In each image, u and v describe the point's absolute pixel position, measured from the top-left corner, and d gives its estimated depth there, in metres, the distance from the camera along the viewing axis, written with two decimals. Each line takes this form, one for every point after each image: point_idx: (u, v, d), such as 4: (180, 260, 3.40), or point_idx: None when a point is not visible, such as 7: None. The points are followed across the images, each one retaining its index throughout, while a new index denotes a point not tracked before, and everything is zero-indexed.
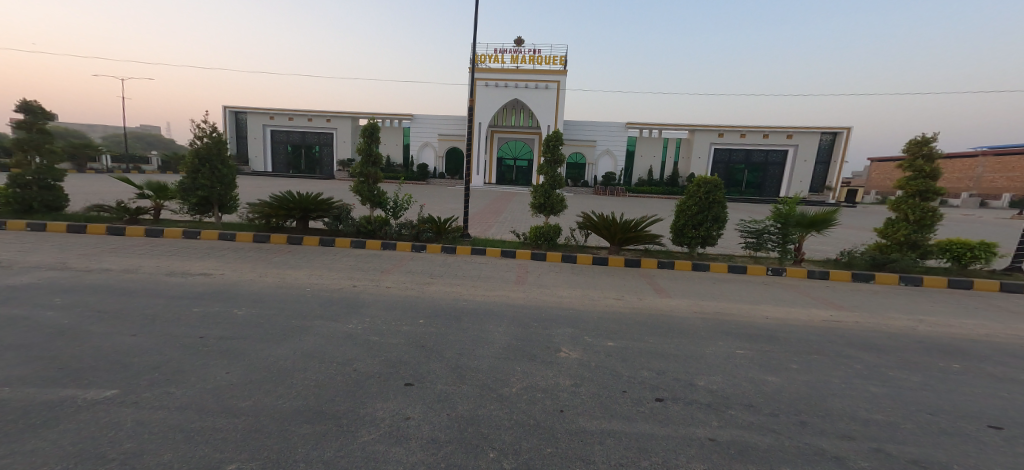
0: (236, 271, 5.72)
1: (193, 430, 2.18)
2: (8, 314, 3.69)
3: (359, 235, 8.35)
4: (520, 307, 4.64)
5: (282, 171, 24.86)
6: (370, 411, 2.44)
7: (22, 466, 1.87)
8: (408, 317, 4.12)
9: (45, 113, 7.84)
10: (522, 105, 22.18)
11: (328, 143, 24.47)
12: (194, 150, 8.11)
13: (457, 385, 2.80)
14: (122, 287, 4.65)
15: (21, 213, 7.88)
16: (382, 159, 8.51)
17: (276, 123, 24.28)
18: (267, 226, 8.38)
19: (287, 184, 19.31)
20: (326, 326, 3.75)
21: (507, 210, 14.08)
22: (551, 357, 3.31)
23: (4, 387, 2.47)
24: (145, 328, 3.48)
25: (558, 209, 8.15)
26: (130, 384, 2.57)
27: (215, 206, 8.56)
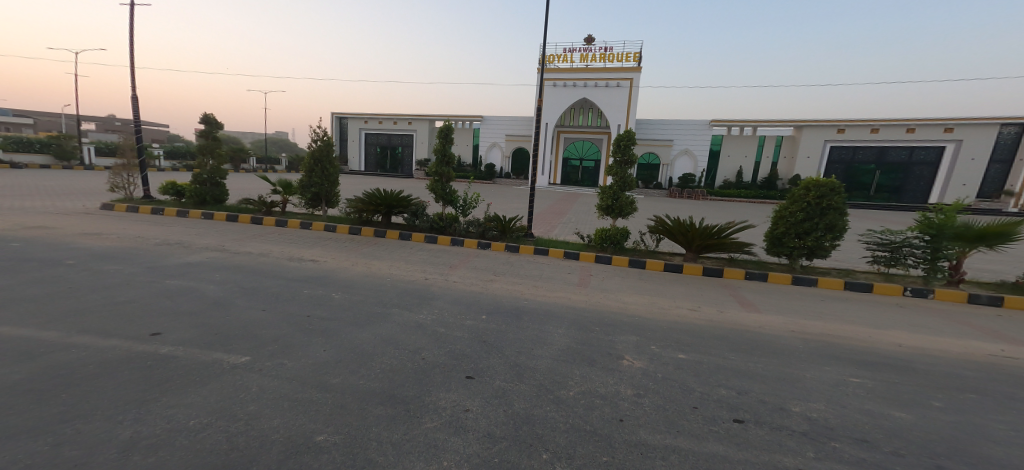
0: (333, 259, 6.38)
1: (296, 398, 2.49)
2: (171, 284, 4.52)
3: (432, 231, 8.82)
4: (583, 310, 4.59)
5: (372, 170, 27.07)
6: (434, 400, 2.59)
7: (178, 409, 2.31)
8: (472, 312, 4.29)
9: (217, 124, 9.94)
10: (591, 105, 21.79)
11: (409, 144, 26.12)
12: (310, 152, 9.26)
13: (514, 383, 2.86)
14: (246, 268, 5.45)
15: (199, 204, 10.06)
16: (456, 159, 8.88)
17: (370, 126, 26.53)
18: (358, 219, 9.26)
19: (375, 182, 20.98)
20: (402, 315, 4.05)
21: (571, 210, 13.96)
22: (613, 363, 3.24)
23: (169, 345, 3.06)
24: (262, 305, 4.04)
25: (628, 212, 7.82)
26: (256, 352, 3.03)
27: (324, 201, 9.70)
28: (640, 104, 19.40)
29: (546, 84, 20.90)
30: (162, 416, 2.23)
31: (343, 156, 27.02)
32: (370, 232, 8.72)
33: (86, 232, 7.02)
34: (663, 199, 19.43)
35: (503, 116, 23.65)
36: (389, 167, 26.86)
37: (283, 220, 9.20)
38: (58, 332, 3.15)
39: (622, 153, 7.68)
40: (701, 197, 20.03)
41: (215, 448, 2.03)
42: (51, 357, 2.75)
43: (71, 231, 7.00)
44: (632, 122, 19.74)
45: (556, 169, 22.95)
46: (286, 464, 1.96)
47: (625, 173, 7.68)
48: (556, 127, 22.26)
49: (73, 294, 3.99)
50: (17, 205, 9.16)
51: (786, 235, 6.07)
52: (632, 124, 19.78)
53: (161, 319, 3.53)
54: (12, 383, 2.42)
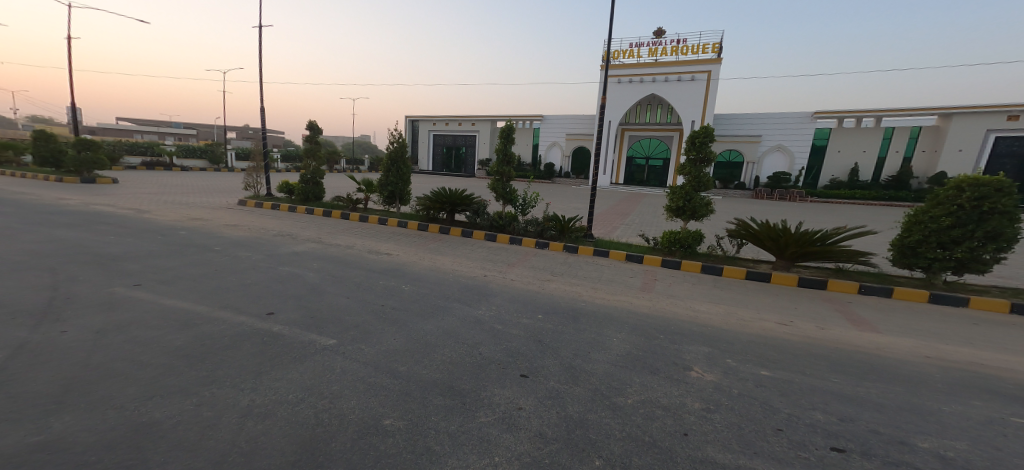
0: (405, 253, 6.79)
1: (369, 381, 2.68)
2: (281, 271, 5.12)
3: (492, 229, 8.95)
4: (646, 315, 4.35)
5: (437, 170, 28.40)
6: (489, 395, 2.62)
7: (270, 380, 2.61)
8: (530, 311, 4.27)
9: (319, 129, 11.09)
10: (661, 101, 20.74)
11: (473, 144, 26.92)
12: (387, 153, 9.92)
13: (569, 385, 2.80)
14: (332, 259, 6.00)
15: (301, 201, 11.36)
16: (517, 158, 8.92)
17: (438, 128, 27.82)
18: (425, 216, 9.73)
19: (445, 182, 21.99)
20: (463, 310, 4.18)
21: (635, 211, 13.44)
22: (680, 375, 3.02)
23: (269, 324, 3.46)
24: (346, 294, 4.41)
25: (704, 214, 7.12)
26: (341, 336, 3.32)
27: (398, 199, 10.36)
28: (718, 98, 18.03)
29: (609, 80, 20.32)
30: (262, 387, 2.52)
31: (414, 156, 28.68)
32: (436, 229, 9.12)
33: (227, 223, 8.29)
34: (746, 200, 17.79)
35: (565, 115, 23.45)
36: (454, 166, 27.96)
37: (365, 216, 10.00)
38: (194, 307, 3.71)
39: (698, 150, 6.98)
40: (798, 199, 17.91)
41: (297, 419, 2.24)
42: (194, 330, 3.25)
43: (215, 222, 8.33)
44: (708, 117, 18.37)
45: (619, 169, 22.23)
46: (359, 443, 2.09)
47: (700, 172, 6.97)
48: (620, 126, 21.55)
49: (201, 276, 4.69)
50: (165, 199, 11.05)
51: (923, 243, 4.97)
52: (709, 119, 18.39)
53: (269, 301, 4.01)
54: (169, 348, 2.91)
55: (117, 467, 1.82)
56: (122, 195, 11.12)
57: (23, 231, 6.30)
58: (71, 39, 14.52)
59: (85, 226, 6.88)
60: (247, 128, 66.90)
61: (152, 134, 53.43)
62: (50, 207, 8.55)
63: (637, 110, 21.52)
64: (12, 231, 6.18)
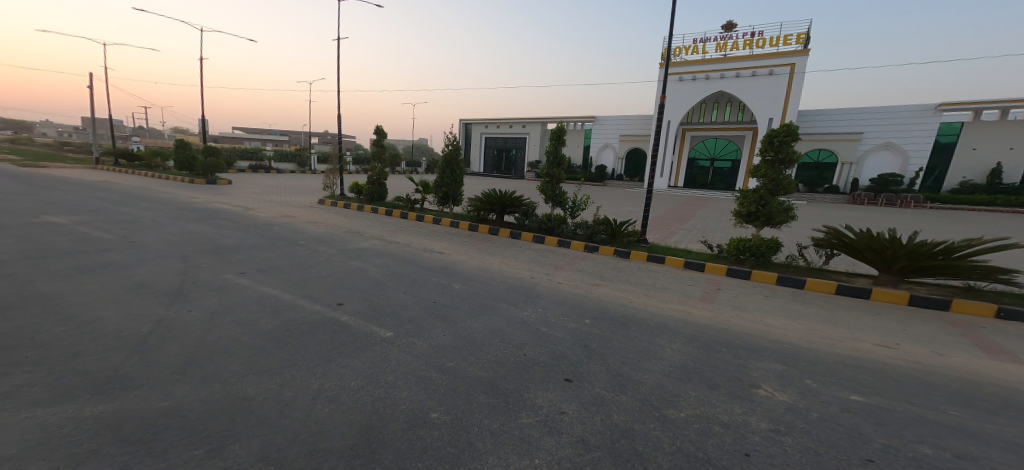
0: (458, 252, 6.96)
1: (419, 375, 2.73)
2: (350, 265, 5.48)
3: (541, 231, 8.87)
4: (704, 325, 4.03)
5: (489, 172, 28.98)
6: (532, 397, 2.56)
7: (324, 366, 2.75)
8: (578, 315, 4.13)
9: (384, 134, 11.74)
10: (729, 98, 19.55)
11: (523, 146, 27.11)
12: (443, 156, 10.24)
13: (616, 393, 2.66)
14: (390, 255, 6.30)
15: (366, 200, 12.12)
16: (568, 161, 8.81)
17: (491, 130, 28.37)
18: (476, 217, 9.91)
19: (500, 184, 22.38)
20: (510, 310, 4.17)
21: (696, 216, 12.75)
22: (744, 391, 2.77)
23: (330, 315, 3.67)
24: (404, 290, 4.60)
25: (782, 221, 5.88)
26: (396, 330, 3.45)
27: (451, 200, 10.67)
28: (801, 93, 16.66)
29: (670, 78, 19.51)
30: (318, 373, 2.66)
31: (467, 158, 29.45)
32: (486, 229, 9.23)
33: (307, 220, 9.10)
34: (827, 206, 16.21)
35: (619, 116, 22.88)
36: (504, 168, 28.36)
37: (421, 215, 10.41)
38: (267, 295, 4.06)
39: (777, 150, 5.85)
40: (912, 205, 15.72)
41: (345, 404, 2.34)
42: (278, 316, 3.57)
43: (296, 218, 9.16)
44: (789, 115, 17.03)
45: (679, 171, 21.31)
46: (408, 433, 2.14)
47: (779, 174, 5.80)
48: (681, 126, 20.61)
49: (276, 267, 5.13)
50: (252, 197, 12.31)
51: None
52: (790, 116, 17.03)
53: (332, 293, 4.27)
54: (251, 331, 3.21)
55: (198, 433, 2.02)
56: (220, 193, 12.60)
57: (142, 221, 7.34)
58: (200, 59, 16.86)
59: (203, 220, 7.90)
60: (325, 133, 72.84)
61: (248, 140, 59.72)
62: (175, 202, 9.94)
63: (701, 109, 20.48)
64: (146, 222, 7.28)
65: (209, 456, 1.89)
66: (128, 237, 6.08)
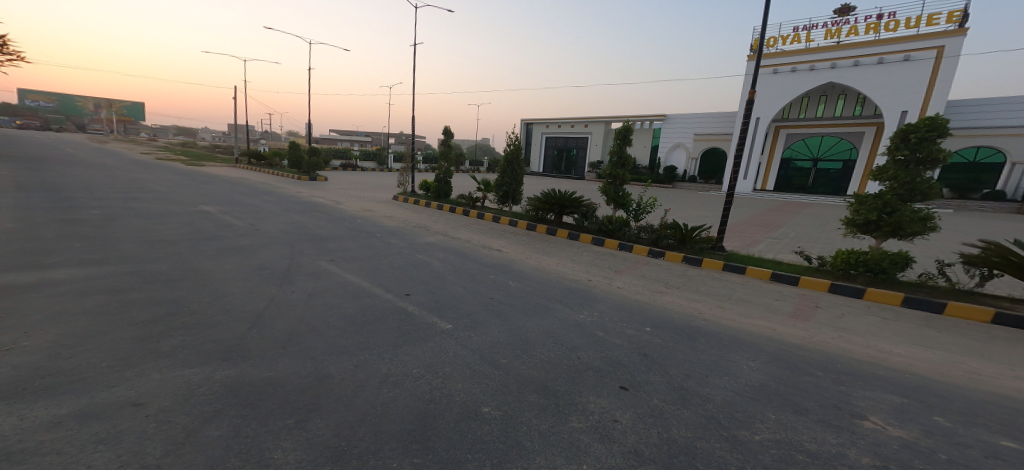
0: (515, 251, 7.02)
1: (473, 368, 2.78)
2: (416, 258, 5.75)
3: (600, 233, 8.54)
4: (785, 342, 3.64)
5: (548, 172, 28.98)
6: (584, 402, 2.49)
7: (382, 353, 2.89)
8: (636, 322, 3.92)
9: (451, 134, 12.19)
10: (843, 89, 17.59)
11: (584, 146, 26.68)
12: (504, 155, 10.36)
13: (676, 406, 2.50)
14: (449, 251, 6.51)
15: (432, 197, 12.64)
16: (633, 161, 8.45)
17: (551, 130, 28.31)
18: (535, 217, 9.87)
19: (560, 184, 22.27)
20: (565, 311, 4.11)
21: (785, 222, 11.64)
22: (844, 421, 2.46)
23: (392, 305, 3.84)
24: (464, 284, 4.72)
25: (917, 233, 4.67)
26: (455, 323, 3.55)
27: (510, 200, 10.77)
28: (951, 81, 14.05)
29: (764, 71, 18.06)
30: (377, 358, 2.80)
31: (527, 158, 29.66)
32: (544, 229, 9.14)
33: (380, 214, 9.74)
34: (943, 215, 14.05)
35: (693, 115, 21.74)
36: (564, 168, 28.16)
37: (481, 213, 10.64)
38: (339, 282, 4.37)
39: (914, 148, 4.70)
40: None
41: (401, 391, 2.44)
42: (356, 302, 3.84)
43: (369, 212, 9.79)
44: (930, 106, 14.50)
45: (770, 174, 19.73)
46: (461, 424, 2.18)
47: (915, 176, 4.65)
48: (773, 123, 19.08)
49: (348, 256, 5.51)
50: (328, 191, 13.38)
51: None
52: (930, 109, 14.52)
53: (397, 284, 4.50)
54: (322, 314, 3.47)
55: (275, 402, 2.22)
56: (303, 187, 13.84)
57: (239, 210, 8.24)
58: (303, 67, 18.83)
59: (294, 211, 8.73)
60: (396, 133, 77.64)
61: (337, 140, 65.18)
62: (270, 195, 11.09)
63: (803, 104, 18.57)
64: (242, 210, 8.18)
65: (297, 425, 2.06)
66: (246, 223, 6.95)
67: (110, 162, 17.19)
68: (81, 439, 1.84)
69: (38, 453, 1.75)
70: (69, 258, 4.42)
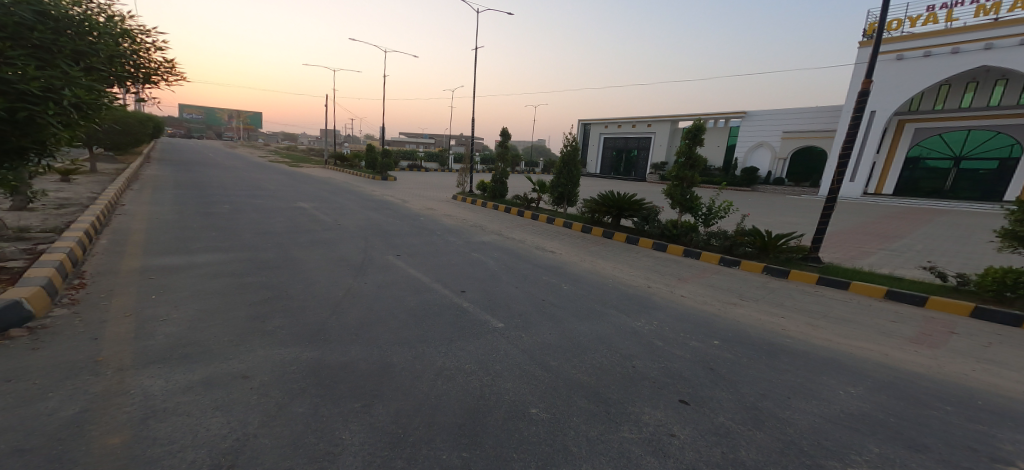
0: (570, 253, 6.89)
1: (523, 370, 2.75)
2: (471, 257, 5.84)
3: (663, 238, 7.90)
4: (876, 362, 3.20)
5: (607, 173, 28.39)
6: (639, 412, 2.35)
7: (434, 348, 2.94)
8: (701, 332, 3.64)
9: (508, 135, 12.33)
10: (1002, 72, 14.22)
11: (646, 147, 25.77)
12: (561, 156, 10.27)
13: (741, 425, 2.28)
14: (503, 251, 6.55)
15: (489, 197, 12.83)
16: (704, 162, 7.54)
17: (610, 131, 27.70)
18: (590, 219, 9.55)
19: (619, 186, 21.69)
20: (619, 316, 3.94)
21: (900, 230, 10.15)
22: (966, 461, 2.07)
23: (445, 302, 3.91)
24: (517, 284, 4.72)
25: None
26: (507, 323, 3.53)
27: (566, 201, 10.63)
28: None
29: (884, 58, 15.29)
30: (428, 353, 2.85)
31: (584, 159, 29.29)
32: (600, 232, 8.85)
33: (438, 212, 10.06)
34: None
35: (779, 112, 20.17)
36: (624, 169, 27.43)
37: (535, 215, 10.61)
38: (396, 276, 4.54)
39: None
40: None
41: (449, 387, 2.46)
42: (416, 296, 3.99)
43: (428, 210, 10.14)
44: None
45: (887, 175, 16.86)
46: (508, 424, 2.15)
47: None
48: (892, 117, 16.22)
49: (407, 252, 5.72)
50: (393, 190, 14.08)
51: None
52: None
53: (451, 281, 4.59)
54: (380, 307, 3.60)
55: (332, 387, 2.33)
56: (370, 186, 14.67)
57: (312, 206, 8.88)
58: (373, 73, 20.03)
59: (361, 208, 9.27)
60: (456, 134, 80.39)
61: (404, 143, 68.67)
62: (340, 192, 11.89)
63: (940, 94, 15.44)
64: (314, 206, 8.81)
65: (362, 409, 2.15)
66: (326, 218, 7.56)
67: (210, 162, 19.41)
68: (166, 405, 2.04)
69: (133, 413, 1.95)
70: (175, 245, 5.02)
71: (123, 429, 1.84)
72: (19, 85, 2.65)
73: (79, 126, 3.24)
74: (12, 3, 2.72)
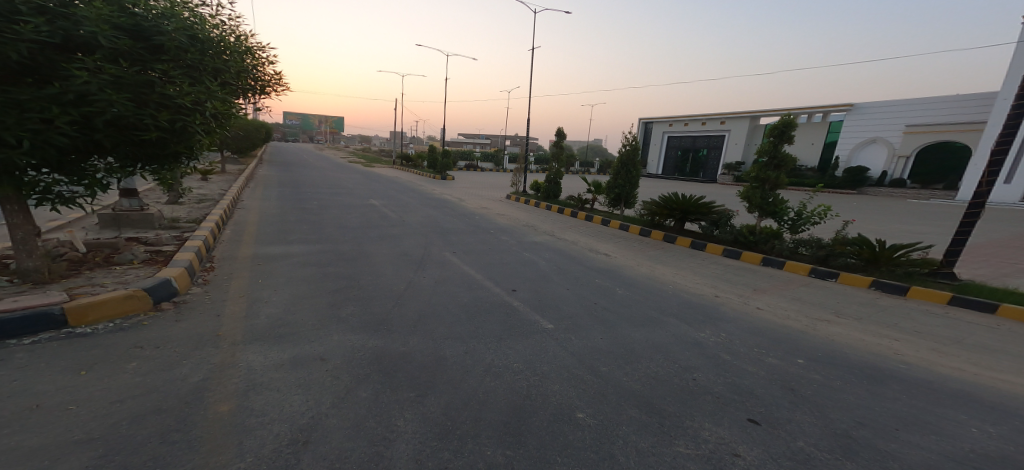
0: (625, 256, 6.67)
1: (572, 373, 2.68)
2: (524, 257, 5.85)
3: (736, 245, 7.03)
4: (990, 392, 2.74)
5: (669, 173, 27.22)
6: (697, 427, 2.19)
7: (484, 345, 2.95)
8: (770, 345, 3.34)
9: (563, 135, 12.22)
10: None
11: (717, 146, 24.38)
12: (619, 156, 9.98)
13: (815, 451, 2.05)
14: (559, 252, 6.48)
15: (543, 198, 12.74)
16: (792, 161, 6.53)
17: (674, 129, 26.65)
18: (649, 221, 8.96)
19: (682, 188, 20.70)
20: (678, 323, 3.73)
21: None
22: None
23: (497, 300, 3.93)
24: (569, 287, 4.64)
25: None
26: (558, 325, 3.48)
27: (623, 203, 10.32)
28: None
29: None
30: (480, 350, 2.87)
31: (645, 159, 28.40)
32: (661, 236, 8.23)
33: (494, 212, 10.19)
34: None
35: (894, 102, 18.02)
36: (689, 170, 26.16)
37: (590, 216, 10.38)
38: (451, 273, 4.64)
39: None
40: None
41: (499, 385, 2.46)
42: (469, 292, 4.06)
43: (484, 210, 10.30)
44: None
45: None
46: (553, 426, 2.11)
47: None
48: None
49: (465, 249, 5.84)
50: (453, 190, 14.51)
51: None
52: None
53: (504, 280, 4.62)
54: (435, 302, 3.70)
55: (386, 375, 2.41)
56: (432, 186, 15.20)
57: (376, 203, 9.36)
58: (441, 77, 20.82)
59: (422, 206, 9.63)
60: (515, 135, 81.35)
61: (463, 143, 70.52)
62: (404, 191, 12.46)
63: None
64: (381, 204, 9.29)
65: (415, 399, 2.21)
66: (390, 215, 7.93)
67: (291, 162, 21.19)
68: (239, 379, 2.22)
69: (213, 384, 2.15)
70: (254, 235, 5.50)
71: (202, 397, 2.03)
72: (177, 100, 2.84)
73: (215, 132, 3.59)
74: (172, 29, 2.87)
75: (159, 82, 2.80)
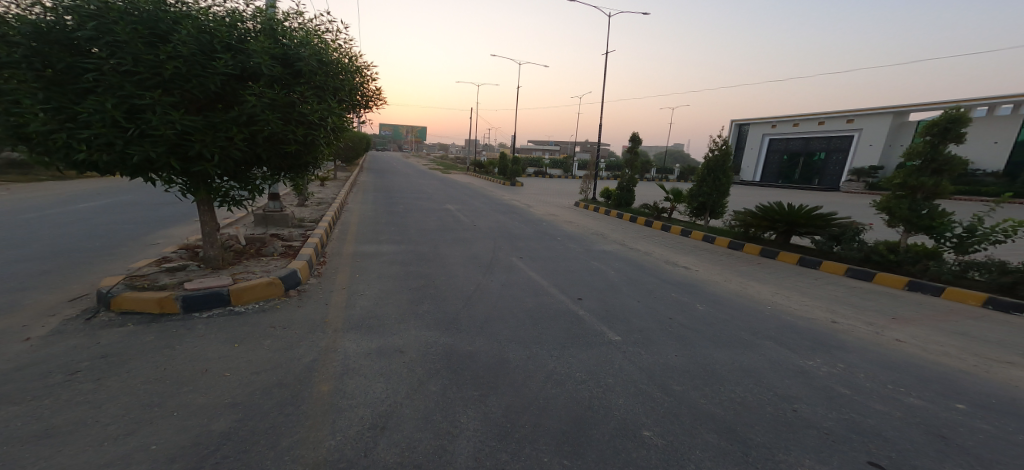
0: (706, 269, 6.25)
1: (640, 389, 2.58)
2: (593, 265, 5.74)
3: (868, 264, 5.80)
4: None
5: (772, 181, 25.35)
6: (785, 460, 1.98)
7: (551, 352, 2.94)
8: (877, 376, 2.93)
9: (638, 141, 11.85)
10: None
11: (840, 148, 21.75)
12: (705, 162, 9.40)
13: None
14: (636, 263, 6.26)
15: (615, 206, 12.37)
16: (960, 164, 5.19)
17: (778, 131, 24.80)
18: (743, 233, 8.04)
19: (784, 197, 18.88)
20: (765, 344, 3.41)
21: None
22: None
23: (566, 308, 3.90)
24: (641, 299, 4.46)
25: None
26: (628, 338, 3.37)
27: (708, 212, 9.67)
28: None
29: None
30: (547, 357, 2.86)
31: (744, 164, 26.82)
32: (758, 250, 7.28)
33: (568, 219, 10.14)
34: None
35: None
36: (800, 176, 23.80)
37: (667, 226, 9.87)
38: (522, 279, 4.68)
39: None
40: None
41: (563, 393, 2.43)
42: (536, 298, 4.09)
43: (558, 217, 10.30)
44: None
45: None
46: (618, 441, 2.04)
47: None
48: None
49: (536, 256, 5.87)
50: (536, 197, 14.67)
51: None
52: None
53: (573, 289, 4.57)
54: (505, 306, 3.76)
55: (453, 373, 2.50)
56: (513, 192, 15.52)
57: (453, 208, 9.79)
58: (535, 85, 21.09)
59: (497, 212, 9.87)
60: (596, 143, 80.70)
61: (538, 150, 71.39)
62: (485, 197, 12.88)
63: None
64: (470, 210, 9.63)
65: (480, 398, 2.28)
66: (466, 220, 8.23)
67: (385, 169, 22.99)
68: (326, 363, 2.45)
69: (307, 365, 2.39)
70: (345, 235, 6.03)
71: (296, 376, 2.27)
72: (309, 117, 3.21)
73: (333, 142, 3.97)
74: (306, 55, 3.20)
75: (297, 101, 3.15)
